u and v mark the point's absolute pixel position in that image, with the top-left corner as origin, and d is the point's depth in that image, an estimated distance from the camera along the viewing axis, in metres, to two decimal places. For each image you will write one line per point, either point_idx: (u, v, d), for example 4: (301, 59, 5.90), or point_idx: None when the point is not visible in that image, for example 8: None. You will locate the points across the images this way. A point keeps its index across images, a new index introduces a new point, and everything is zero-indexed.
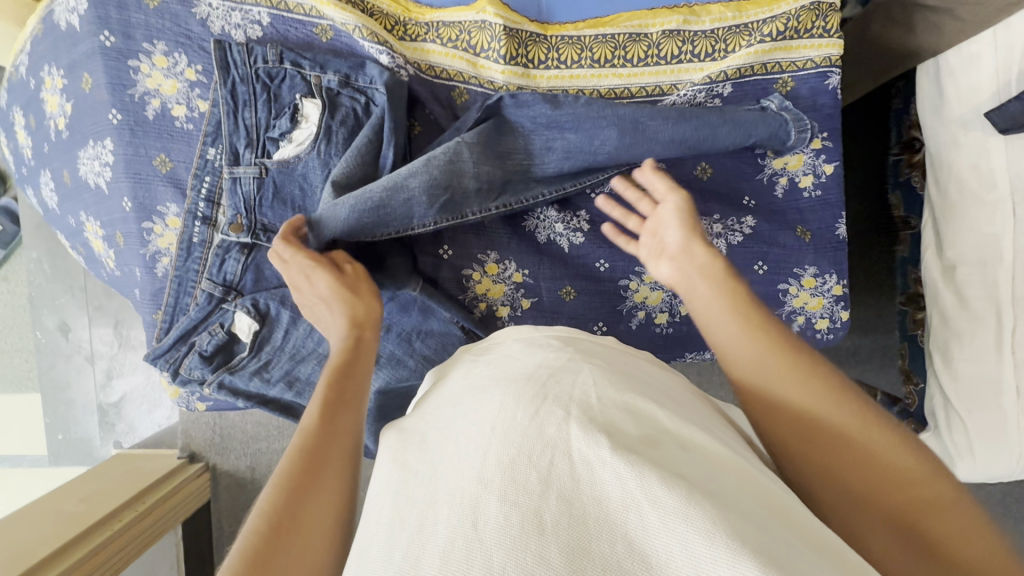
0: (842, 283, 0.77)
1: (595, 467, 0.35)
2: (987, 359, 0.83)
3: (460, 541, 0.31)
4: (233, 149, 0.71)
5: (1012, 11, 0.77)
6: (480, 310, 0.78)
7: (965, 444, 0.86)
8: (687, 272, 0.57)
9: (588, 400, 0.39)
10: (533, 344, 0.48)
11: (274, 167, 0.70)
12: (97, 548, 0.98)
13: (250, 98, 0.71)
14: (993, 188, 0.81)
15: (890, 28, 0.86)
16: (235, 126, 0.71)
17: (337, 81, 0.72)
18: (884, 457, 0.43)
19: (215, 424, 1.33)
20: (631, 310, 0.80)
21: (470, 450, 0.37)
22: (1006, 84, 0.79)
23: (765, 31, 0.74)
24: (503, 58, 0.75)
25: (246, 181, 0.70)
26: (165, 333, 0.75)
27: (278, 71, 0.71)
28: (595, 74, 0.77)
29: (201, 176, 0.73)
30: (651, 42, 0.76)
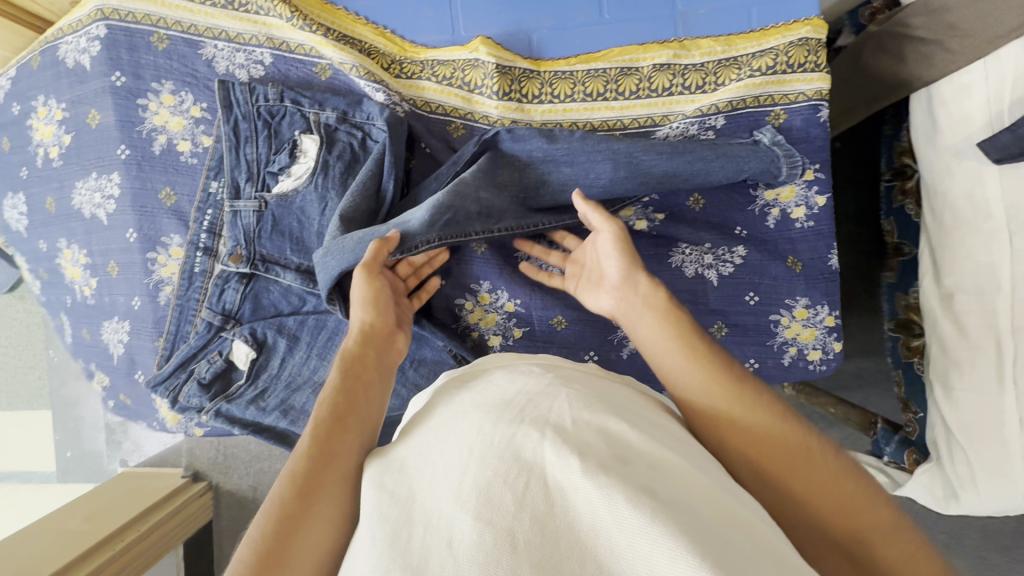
0: (834, 314, 0.77)
1: (568, 493, 0.35)
2: (986, 389, 0.82)
3: (434, 557, 0.33)
4: (235, 183, 0.74)
5: (1001, 44, 0.78)
6: (472, 339, 0.79)
7: (968, 475, 0.84)
8: (632, 302, 0.59)
9: (563, 424, 0.40)
10: (516, 371, 0.49)
11: (273, 201, 0.72)
12: (100, 567, 0.99)
13: (252, 134, 0.74)
14: (989, 217, 0.81)
15: (882, 57, 0.89)
16: (237, 161, 0.74)
17: (335, 117, 0.74)
18: (840, 483, 0.45)
19: (218, 443, 1.34)
20: (622, 340, 0.80)
21: (447, 472, 0.38)
22: (999, 114, 0.79)
23: (754, 65, 0.75)
24: (496, 94, 0.77)
25: (246, 215, 0.72)
26: (165, 360, 0.77)
27: (279, 109, 0.74)
28: (588, 108, 0.78)
29: (203, 210, 0.75)
30: (642, 76, 0.77)
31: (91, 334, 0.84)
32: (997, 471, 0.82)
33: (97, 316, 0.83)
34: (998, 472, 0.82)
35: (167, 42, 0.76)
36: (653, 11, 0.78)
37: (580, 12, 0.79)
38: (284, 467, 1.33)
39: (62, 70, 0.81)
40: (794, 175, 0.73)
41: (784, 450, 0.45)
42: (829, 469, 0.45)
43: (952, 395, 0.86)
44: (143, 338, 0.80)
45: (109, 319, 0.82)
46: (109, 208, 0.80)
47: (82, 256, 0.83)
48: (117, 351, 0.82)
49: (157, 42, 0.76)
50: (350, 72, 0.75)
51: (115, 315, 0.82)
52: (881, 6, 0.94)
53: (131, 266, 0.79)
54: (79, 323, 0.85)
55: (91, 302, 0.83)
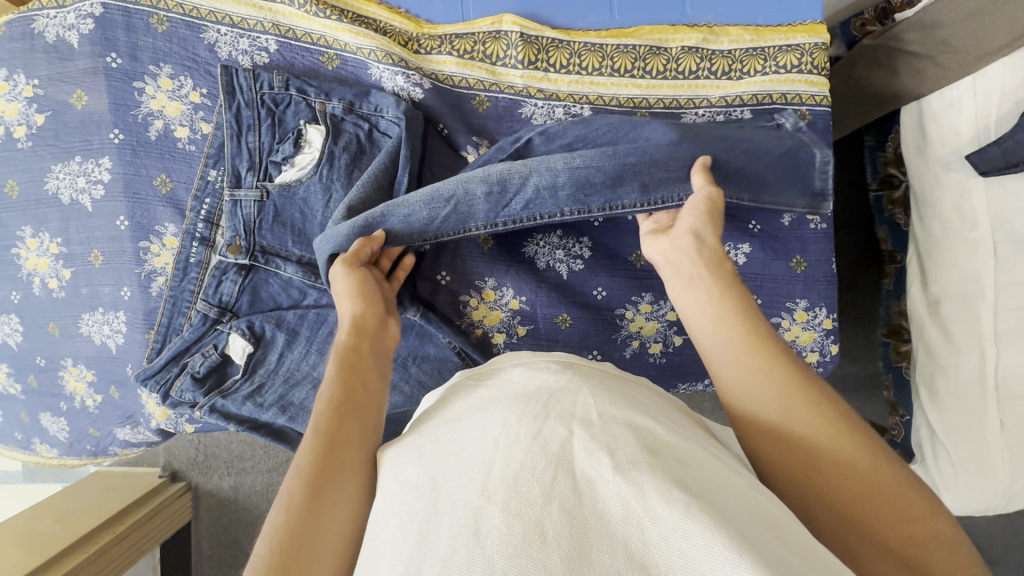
0: (831, 316, 0.79)
1: (597, 485, 0.35)
2: (969, 395, 0.85)
3: (461, 545, 0.32)
4: (236, 171, 0.72)
5: (988, 62, 0.81)
6: (476, 335, 0.79)
7: (952, 476, 0.87)
8: (684, 266, 0.58)
9: (590, 419, 0.39)
10: (533, 369, 0.48)
11: (275, 190, 0.71)
12: (75, 569, 0.95)
13: (255, 122, 0.73)
14: (975, 226, 0.84)
15: (875, 70, 0.92)
16: (239, 149, 0.72)
17: (342, 108, 0.73)
18: (890, 491, 0.44)
19: (198, 442, 1.29)
20: (625, 339, 0.81)
21: (472, 464, 0.37)
22: (985, 128, 0.82)
23: (779, 60, 0.77)
24: (521, 63, 0.77)
25: (247, 204, 0.71)
26: (157, 353, 0.75)
27: (284, 97, 0.73)
28: (615, 83, 0.78)
29: (200, 198, 0.74)
30: (671, 56, 0.77)
31: (61, 327, 0.80)
32: (979, 472, 0.85)
33: (68, 307, 0.80)
34: (980, 473, 0.85)
35: (167, 24, 0.74)
36: (664, 14, 0.79)
37: (591, 12, 0.79)
38: (269, 468, 1.28)
39: (37, 44, 0.77)
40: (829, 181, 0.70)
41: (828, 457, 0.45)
42: (879, 481, 0.44)
43: (937, 398, 0.89)
44: (129, 331, 0.77)
45: (91, 310, 0.79)
46: (95, 193, 0.77)
47: (54, 245, 0.79)
48: (100, 345, 0.79)
49: (157, 24, 0.74)
50: (367, 57, 0.75)
51: (100, 306, 0.79)
52: (873, 18, 0.97)
53: (121, 255, 0.77)
54: (43, 318, 0.81)
55: (60, 294, 0.80)
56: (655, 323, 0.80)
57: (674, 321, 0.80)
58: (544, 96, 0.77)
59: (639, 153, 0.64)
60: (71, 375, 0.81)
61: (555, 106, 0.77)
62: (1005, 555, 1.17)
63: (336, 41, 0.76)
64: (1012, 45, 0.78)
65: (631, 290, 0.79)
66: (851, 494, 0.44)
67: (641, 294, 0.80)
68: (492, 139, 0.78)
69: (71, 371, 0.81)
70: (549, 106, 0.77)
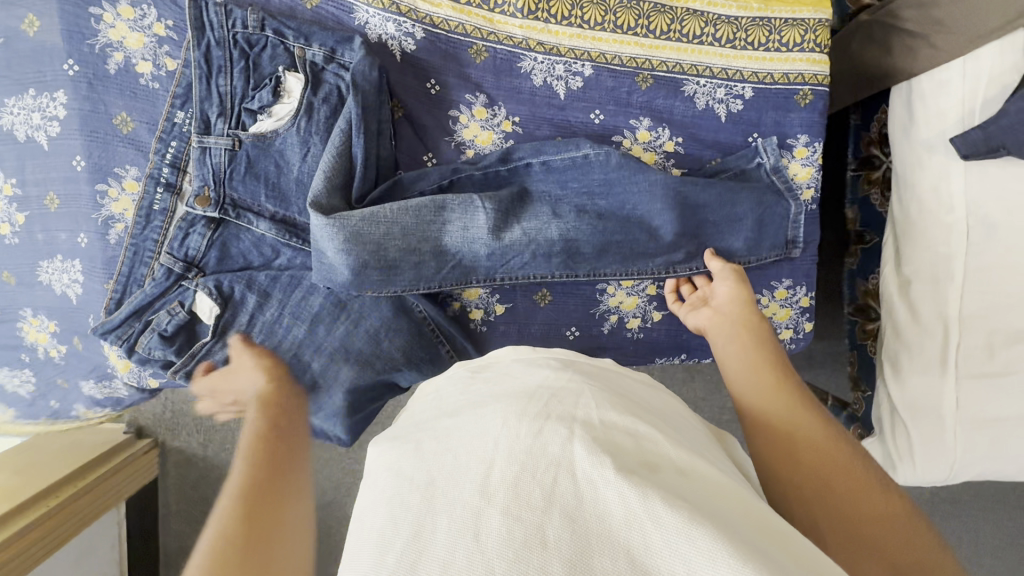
0: (809, 295, 0.80)
1: (597, 485, 0.37)
2: (931, 373, 0.88)
3: (462, 552, 0.34)
4: (204, 116, 0.67)
5: (981, 44, 0.82)
6: (453, 309, 0.78)
7: (907, 448, 0.90)
8: (721, 320, 0.67)
9: (591, 422, 0.42)
10: (533, 363, 0.51)
11: (248, 140, 0.67)
12: (35, 523, 0.95)
13: (225, 64, 0.67)
14: (951, 210, 0.85)
15: (870, 47, 0.91)
16: (207, 92, 0.67)
17: (323, 55, 0.69)
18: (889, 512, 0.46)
19: (165, 399, 1.26)
20: (603, 314, 0.81)
21: (475, 461, 0.39)
22: (970, 114, 0.83)
23: (785, 35, 0.75)
24: (521, 12, 0.72)
25: (217, 153, 0.67)
26: (115, 306, 0.71)
27: (258, 38, 0.68)
28: (617, 41, 0.74)
29: (166, 140, 0.68)
30: (675, 17, 0.74)
31: (16, 276, 0.76)
32: (933, 446, 0.88)
33: (32, 255, 0.75)
34: (934, 446, 0.88)
35: None
36: None
37: None
38: (239, 427, 1.26)
39: None
40: (800, 231, 0.77)
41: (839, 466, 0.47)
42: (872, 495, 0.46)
43: (900, 374, 0.91)
44: (90, 281, 0.73)
45: (49, 258, 0.75)
46: (51, 131, 0.71)
47: (8, 186, 0.74)
48: (72, 292, 0.74)
49: None
50: None
51: (59, 253, 0.74)
52: None
53: (77, 199, 0.72)
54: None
55: (13, 242, 0.75)
56: (634, 298, 0.80)
57: (653, 296, 0.80)
58: (544, 49, 0.73)
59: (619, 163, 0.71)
60: (32, 327, 0.77)
61: (556, 63, 0.74)
62: (942, 522, 1.25)
63: None
64: (1005, 28, 0.79)
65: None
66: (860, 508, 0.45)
67: None
68: (490, 96, 0.74)
69: (31, 322, 0.77)
70: (550, 62, 0.74)
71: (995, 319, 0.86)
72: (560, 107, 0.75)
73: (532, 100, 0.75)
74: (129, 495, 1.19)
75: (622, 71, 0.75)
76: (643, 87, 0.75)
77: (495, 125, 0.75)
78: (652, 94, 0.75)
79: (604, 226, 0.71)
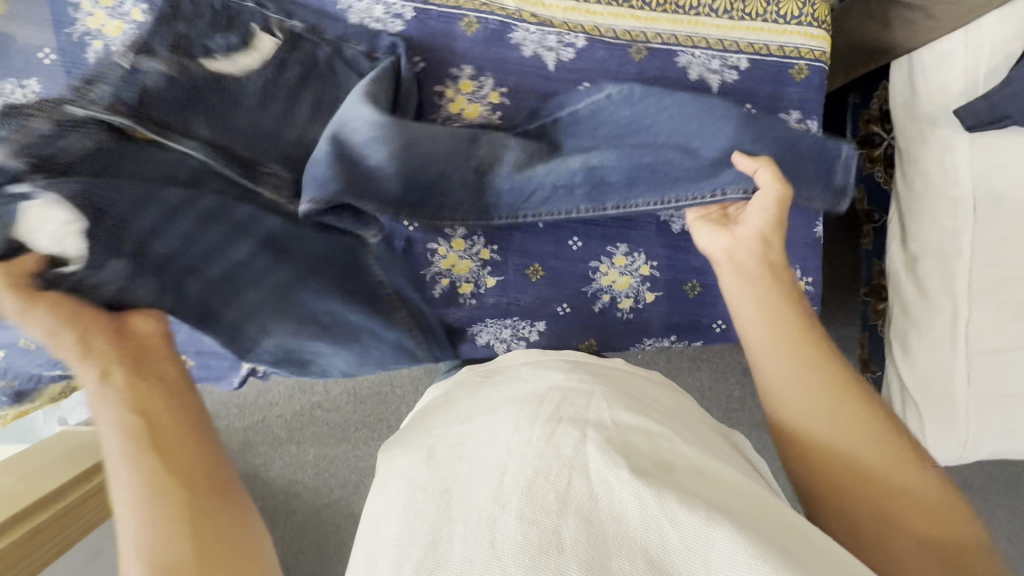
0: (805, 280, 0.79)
1: (612, 486, 0.36)
2: (941, 349, 0.87)
3: (478, 560, 0.33)
4: (148, 48, 0.58)
5: (981, 13, 0.81)
6: (442, 285, 0.74)
7: (919, 428, 0.89)
8: (742, 268, 0.60)
9: (603, 423, 0.41)
10: (541, 366, 0.52)
11: (201, 78, 0.58)
12: (41, 525, 0.94)
13: (194, 17, 0.62)
14: (957, 183, 0.84)
15: (869, 23, 0.89)
16: (162, 30, 0.60)
17: (304, 27, 0.67)
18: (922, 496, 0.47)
19: None
20: (596, 292, 0.78)
21: (487, 470, 0.38)
22: (973, 83, 0.82)
23: (782, 7, 0.73)
24: None
25: (153, 85, 0.56)
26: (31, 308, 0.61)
27: (238, 5, 0.65)
28: (612, 13, 0.73)
29: (90, 79, 0.57)
30: None
31: None
32: (946, 424, 0.87)
33: None
34: (947, 425, 0.87)
35: None
36: None
37: None
38: (245, 427, 1.26)
39: None
40: (850, 178, 0.69)
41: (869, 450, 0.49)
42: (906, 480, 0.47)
43: (909, 353, 0.91)
44: None
45: None
46: None
47: None
48: None
49: None
50: None
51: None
52: None
53: None
54: None
55: None
56: (628, 277, 0.78)
57: (648, 277, 0.79)
58: (538, 21, 0.72)
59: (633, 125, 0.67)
60: None
61: (548, 34, 0.72)
62: None
63: None
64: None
65: (606, 242, 0.77)
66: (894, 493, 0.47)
67: (615, 246, 0.78)
68: (482, 68, 0.72)
69: None
70: (542, 32, 0.72)
71: (1007, 292, 0.84)
72: (548, 79, 0.72)
73: (522, 71, 0.72)
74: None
75: (617, 44, 0.72)
76: (637, 59, 0.72)
77: (481, 97, 0.72)
78: (645, 66, 0.72)
79: (637, 154, 0.66)
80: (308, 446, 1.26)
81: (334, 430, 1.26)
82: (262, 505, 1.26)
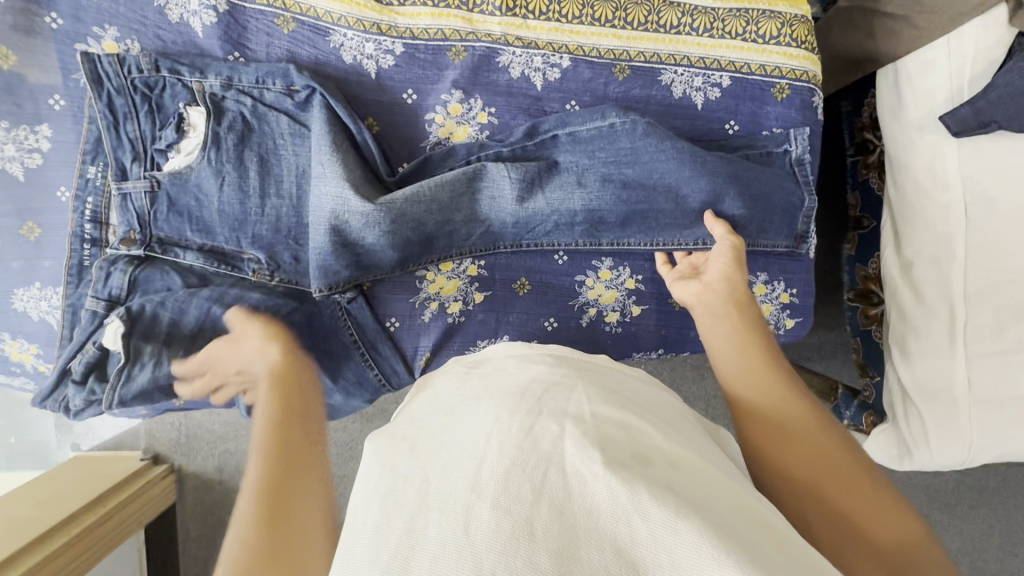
0: (789, 291, 0.78)
1: (586, 480, 0.37)
2: (940, 352, 0.87)
3: (452, 544, 0.34)
4: (120, 164, 0.66)
5: (962, 21, 0.82)
6: (431, 309, 0.76)
7: (921, 433, 0.88)
8: (707, 297, 0.64)
9: (583, 416, 0.42)
10: (526, 360, 0.51)
11: (165, 179, 0.65)
12: (73, 538, 0.99)
13: (131, 109, 0.66)
14: (947, 188, 0.85)
15: (851, 33, 0.92)
16: (119, 141, 0.66)
17: (220, 84, 0.66)
18: (869, 492, 0.45)
19: (182, 424, 1.27)
20: (583, 306, 0.79)
21: (467, 458, 0.39)
22: (958, 90, 0.83)
23: (761, 27, 0.73)
24: (500, 9, 0.70)
25: (137, 197, 0.65)
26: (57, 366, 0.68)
27: (157, 80, 0.66)
28: (595, 33, 0.72)
29: (82, 197, 0.68)
30: (652, 8, 0.72)
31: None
32: (948, 428, 0.86)
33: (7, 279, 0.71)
34: (949, 429, 0.86)
35: None
36: None
37: None
38: None
39: None
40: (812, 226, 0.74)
41: (819, 441, 0.47)
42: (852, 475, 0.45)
43: (908, 356, 0.90)
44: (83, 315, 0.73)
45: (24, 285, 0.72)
46: (31, 162, 0.70)
47: None
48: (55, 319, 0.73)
49: None
50: (335, 22, 0.69)
51: (36, 281, 0.72)
52: None
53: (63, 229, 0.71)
54: None
55: None
56: (613, 291, 0.79)
57: (632, 290, 0.79)
58: (522, 44, 0.71)
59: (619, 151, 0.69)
60: (12, 347, 0.74)
61: (534, 55, 0.72)
62: (967, 509, 1.24)
63: (293, 3, 0.68)
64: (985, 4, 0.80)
65: (590, 256, 0.77)
66: (842, 486, 0.45)
67: (599, 260, 0.78)
68: (467, 91, 0.72)
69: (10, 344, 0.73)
70: (528, 54, 0.71)
71: (1003, 295, 0.84)
72: (537, 98, 0.73)
73: (509, 92, 0.72)
74: (147, 521, 1.19)
75: (600, 63, 0.72)
76: (620, 78, 0.73)
77: (470, 118, 0.73)
78: (628, 85, 0.73)
79: (629, 196, 0.70)
80: None
81: (342, 449, 1.27)
82: None
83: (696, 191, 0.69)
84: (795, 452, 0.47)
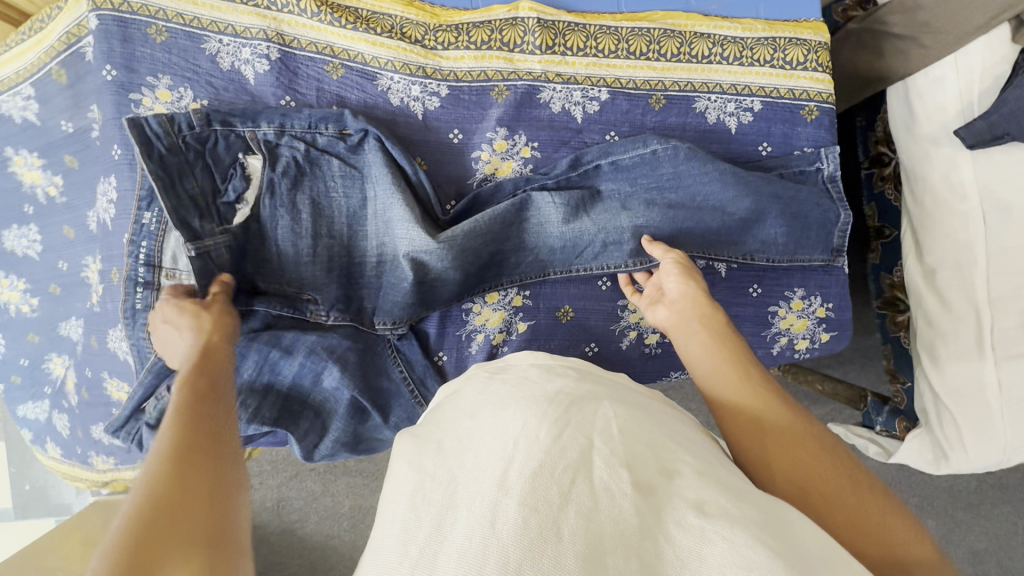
0: (825, 305, 0.81)
1: (614, 495, 0.38)
2: (968, 355, 0.89)
3: (478, 536, 0.35)
4: (184, 222, 0.61)
5: (970, 40, 0.86)
6: (478, 341, 0.78)
7: (956, 435, 0.89)
8: (679, 310, 0.64)
9: (609, 431, 0.43)
10: (550, 371, 0.53)
11: (239, 228, 0.64)
12: None
13: (184, 167, 0.63)
14: (964, 197, 0.88)
15: (861, 54, 0.96)
16: (178, 199, 0.61)
17: (274, 132, 0.68)
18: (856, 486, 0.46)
19: None
20: (623, 330, 0.80)
21: (493, 459, 0.40)
22: (969, 105, 0.87)
23: (789, 54, 0.77)
24: (539, 48, 0.74)
25: (218, 251, 0.62)
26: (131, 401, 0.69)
27: (208, 134, 0.65)
28: (631, 66, 0.75)
29: (136, 241, 0.65)
30: (684, 40, 0.76)
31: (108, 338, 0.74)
32: (981, 428, 0.88)
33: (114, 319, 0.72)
34: (982, 429, 0.88)
35: (166, 34, 0.68)
36: None
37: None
38: (279, 483, 1.26)
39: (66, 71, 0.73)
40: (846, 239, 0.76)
41: (803, 442, 0.48)
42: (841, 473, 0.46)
43: (938, 361, 0.91)
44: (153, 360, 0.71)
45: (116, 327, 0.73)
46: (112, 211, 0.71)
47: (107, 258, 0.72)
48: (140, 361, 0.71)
49: (155, 34, 0.68)
50: (382, 66, 0.72)
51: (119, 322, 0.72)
52: (854, 5, 1.02)
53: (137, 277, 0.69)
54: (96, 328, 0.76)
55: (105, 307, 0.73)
56: None
57: None
58: (562, 80, 0.74)
59: (659, 172, 0.72)
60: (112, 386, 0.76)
61: (574, 90, 0.75)
62: (993, 510, 1.25)
63: (341, 50, 0.72)
64: (988, 25, 0.85)
65: None
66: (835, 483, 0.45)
67: None
68: (512, 127, 0.74)
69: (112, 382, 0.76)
70: (568, 90, 0.74)
71: None
72: (578, 131, 0.76)
73: (552, 126, 0.75)
74: None
75: (637, 94, 0.75)
76: (657, 108, 0.76)
77: (514, 154, 0.75)
78: (665, 114, 0.76)
79: (676, 215, 0.71)
80: (343, 499, 1.26)
81: (369, 480, 1.27)
82: (299, 562, 1.24)
83: (737, 214, 0.72)
84: (788, 458, 0.47)
